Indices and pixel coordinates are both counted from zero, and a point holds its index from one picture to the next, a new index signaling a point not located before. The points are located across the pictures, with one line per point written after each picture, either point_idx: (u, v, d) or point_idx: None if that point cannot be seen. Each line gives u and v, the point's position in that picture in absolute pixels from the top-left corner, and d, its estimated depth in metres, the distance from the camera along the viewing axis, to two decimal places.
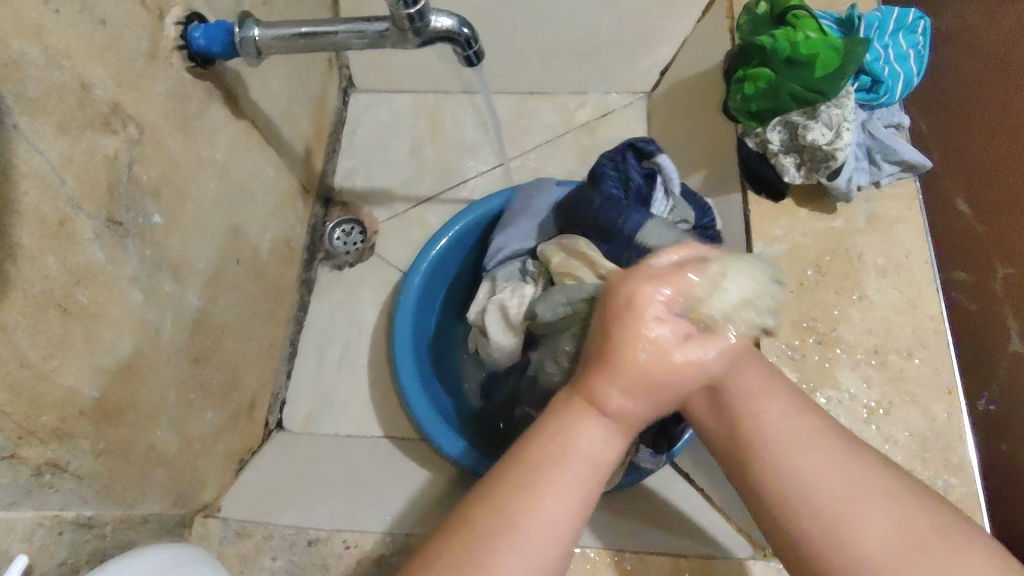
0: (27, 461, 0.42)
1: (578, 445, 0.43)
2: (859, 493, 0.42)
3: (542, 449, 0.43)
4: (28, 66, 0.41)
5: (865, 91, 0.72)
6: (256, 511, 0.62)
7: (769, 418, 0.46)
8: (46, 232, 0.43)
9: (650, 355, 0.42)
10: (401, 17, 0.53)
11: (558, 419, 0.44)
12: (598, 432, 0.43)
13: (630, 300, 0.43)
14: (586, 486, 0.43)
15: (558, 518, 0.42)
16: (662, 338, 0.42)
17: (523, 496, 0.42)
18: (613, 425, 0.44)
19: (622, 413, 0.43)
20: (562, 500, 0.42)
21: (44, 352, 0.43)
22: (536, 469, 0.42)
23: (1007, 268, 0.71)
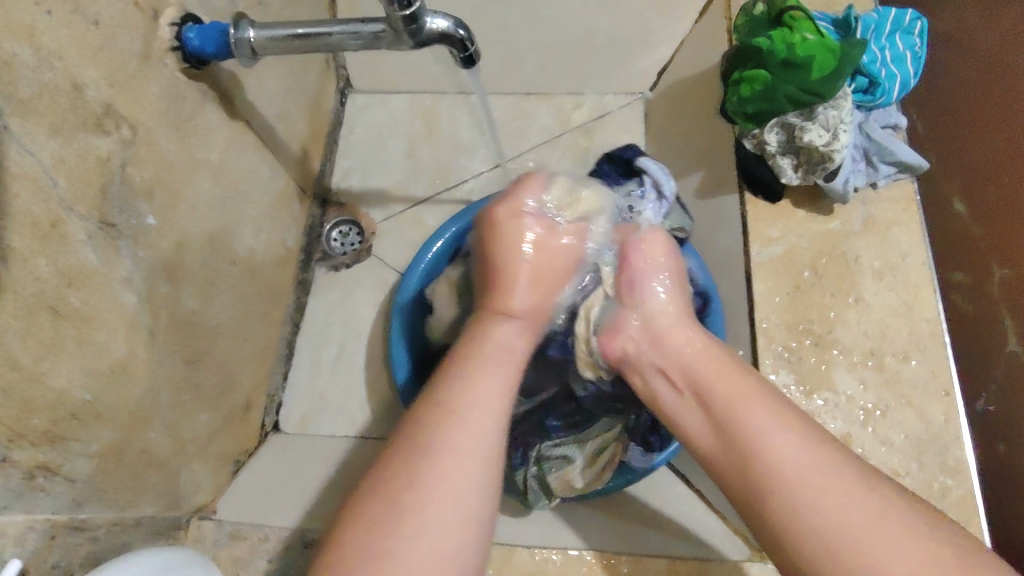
0: (17, 465, 0.42)
1: (493, 339, 0.53)
2: (873, 522, 0.43)
3: (463, 356, 0.51)
4: (19, 67, 0.41)
5: (863, 93, 0.72)
6: (251, 513, 0.62)
7: (776, 449, 0.46)
8: (37, 234, 0.43)
9: (530, 254, 0.57)
10: (396, 18, 0.52)
11: (477, 330, 0.54)
12: (509, 326, 0.54)
13: (498, 226, 0.58)
14: (505, 380, 0.50)
15: (481, 423, 0.47)
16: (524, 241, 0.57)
17: (449, 409, 0.47)
18: (517, 315, 0.55)
19: (523, 309, 0.56)
20: (483, 403, 0.48)
21: (36, 355, 0.43)
22: (455, 385, 0.49)
23: (1004, 270, 0.68)
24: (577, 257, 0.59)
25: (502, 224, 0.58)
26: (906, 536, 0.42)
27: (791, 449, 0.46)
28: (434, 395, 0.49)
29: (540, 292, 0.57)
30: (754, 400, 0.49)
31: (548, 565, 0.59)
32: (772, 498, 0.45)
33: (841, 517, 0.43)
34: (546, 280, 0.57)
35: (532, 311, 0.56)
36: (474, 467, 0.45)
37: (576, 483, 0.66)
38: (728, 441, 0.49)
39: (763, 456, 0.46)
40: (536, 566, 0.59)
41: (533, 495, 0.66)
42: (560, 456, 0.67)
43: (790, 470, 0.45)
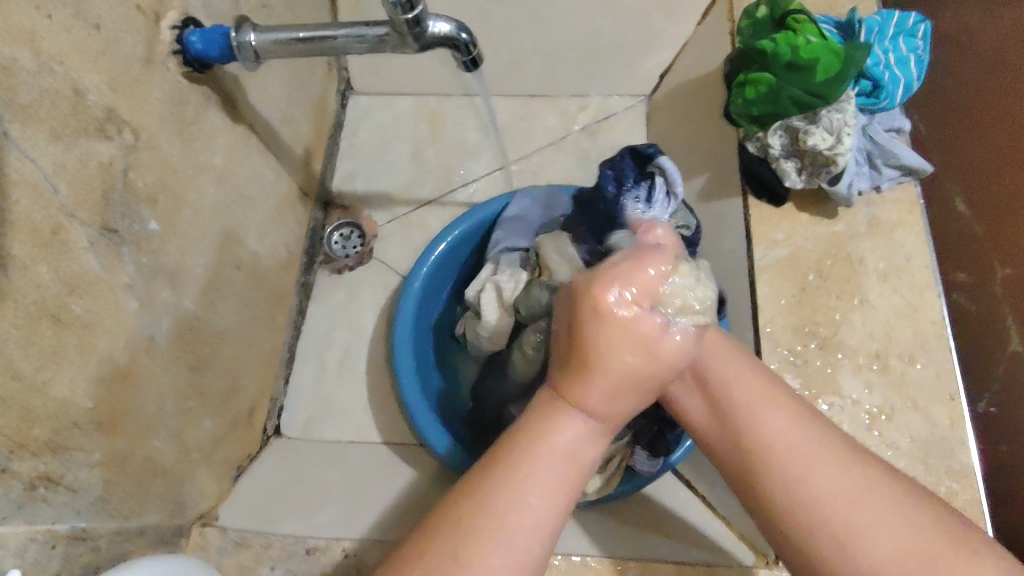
0: (18, 476, 0.41)
1: (555, 443, 0.44)
2: (869, 504, 0.43)
3: (520, 458, 0.44)
4: (19, 73, 0.41)
5: (866, 96, 0.72)
6: (254, 520, 0.61)
7: (772, 431, 0.46)
8: (38, 241, 0.42)
9: (625, 351, 0.44)
10: (400, 22, 0.52)
11: (541, 424, 0.45)
12: (577, 429, 0.45)
13: (594, 308, 0.45)
14: (557, 498, 0.44)
15: (518, 533, 0.42)
16: (623, 330, 0.44)
17: (491, 521, 0.42)
18: (596, 421, 0.45)
19: (602, 416, 0.45)
20: (531, 518, 0.42)
21: (36, 363, 0.42)
22: (507, 491, 0.43)
23: (1005, 268, 0.69)
24: (675, 359, 0.46)
25: (593, 309, 0.45)
26: (898, 517, 0.42)
27: (784, 429, 0.46)
28: (477, 497, 0.43)
29: (618, 392, 0.45)
30: (749, 381, 0.48)
31: (552, 570, 0.59)
32: (764, 477, 0.45)
33: (834, 497, 0.43)
34: (631, 389, 0.45)
35: (609, 415, 0.46)
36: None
37: (587, 488, 0.67)
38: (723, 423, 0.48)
39: (758, 437, 0.46)
40: None
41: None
42: None
43: (785, 451, 0.45)
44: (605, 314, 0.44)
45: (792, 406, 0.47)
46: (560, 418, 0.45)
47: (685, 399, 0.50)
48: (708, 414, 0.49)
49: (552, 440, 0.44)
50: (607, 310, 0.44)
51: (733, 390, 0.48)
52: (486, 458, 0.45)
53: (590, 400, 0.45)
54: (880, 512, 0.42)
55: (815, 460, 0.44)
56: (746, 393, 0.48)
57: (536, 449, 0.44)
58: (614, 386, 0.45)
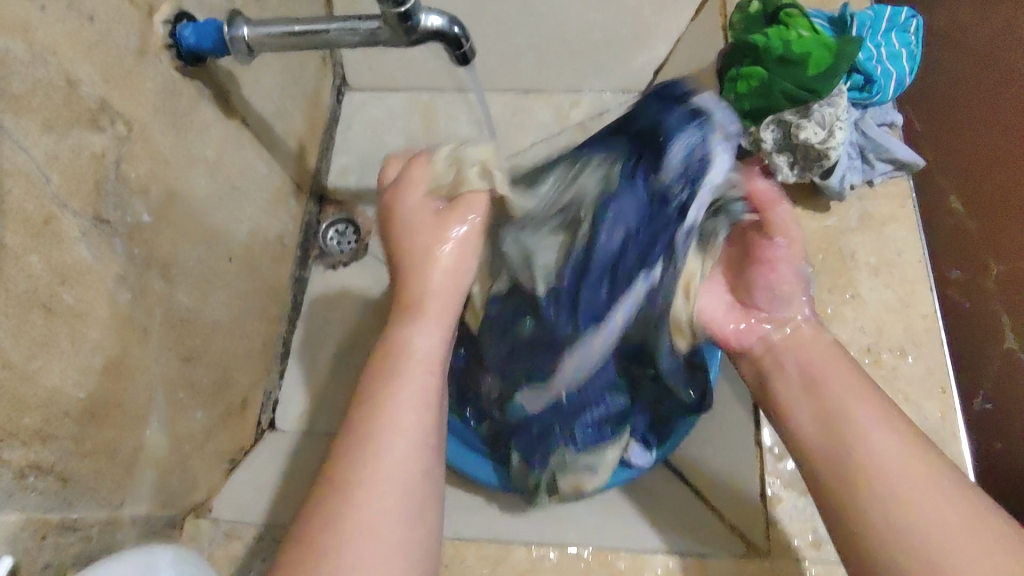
0: (10, 463, 0.41)
1: (409, 347, 0.50)
2: (955, 531, 0.41)
3: (381, 373, 0.50)
4: (12, 63, 0.41)
5: (859, 90, 0.72)
6: (248, 513, 0.62)
7: (869, 438, 0.46)
8: (30, 231, 0.42)
9: (436, 263, 0.53)
10: (392, 15, 0.52)
11: (388, 346, 0.51)
12: (428, 335, 0.51)
13: (423, 245, 0.53)
14: (423, 390, 0.49)
15: (401, 434, 0.47)
16: (418, 229, 0.54)
17: (365, 430, 0.47)
18: (429, 316, 0.52)
19: (430, 306, 0.52)
20: (403, 410, 0.48)
21: (28, 353, 0.42)
22: (373, 399, 0.48)
23: (999, 264, 0.69)
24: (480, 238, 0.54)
25: (424, 241, 0.53)
26: (992, 544, 0.41)
27: (885, 442, 0.46)
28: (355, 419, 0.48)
29: (455, 285, 0.53)
30: (857, 398, 0.49)
31: (545, 563, 0.59)
32: (862, 481, 0.45)
33: (936, 522, 0.42)
34: (458, 284, 0.53)
35: (442, 305, 0.52)
36: (398, 481, 0.45)
37: (587, 489, 0.65)
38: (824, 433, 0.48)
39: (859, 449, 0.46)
40: (531, 563, 0.59)
41: (539, 491, 0.65)
42: (584, 464, 0.64)
43: (891, 468, 0.45)
44: (413, 225, 0.54)
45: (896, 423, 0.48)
46: (405, 328, 0.52)
47: (794, 408, 0.51)
48: (812, 421, 0.49)
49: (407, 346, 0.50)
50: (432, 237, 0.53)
51: (848, 409, 0.48)
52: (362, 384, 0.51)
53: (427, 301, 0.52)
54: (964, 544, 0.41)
55: (919, 482, 0.44)
56: (864, 412, 0.48)
57: (391, 362, 0.50)
58: (440, 287, 0.52)
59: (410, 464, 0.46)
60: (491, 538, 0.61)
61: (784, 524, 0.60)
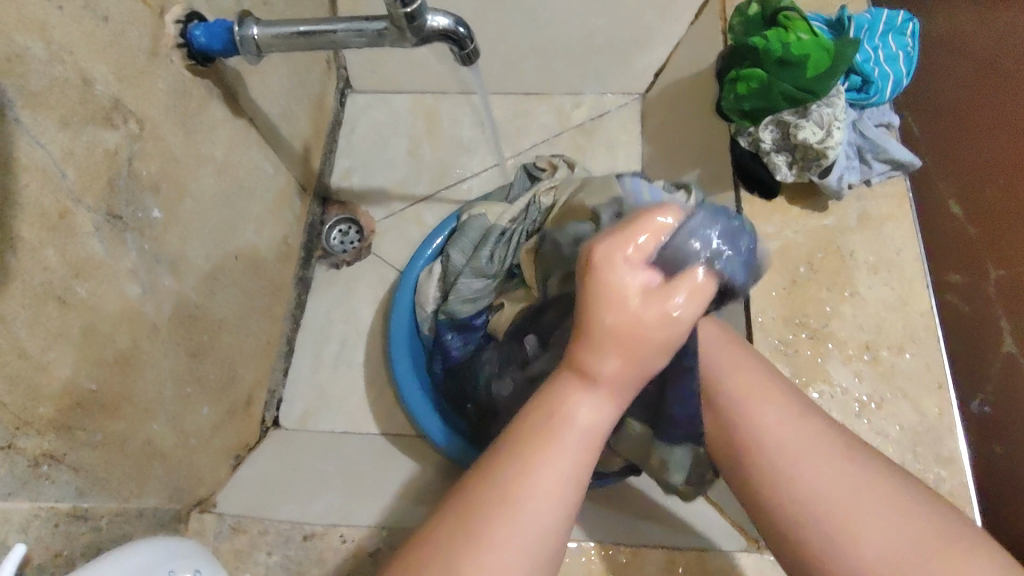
0: (22, 452, 0.42)
1: (570, 421, 0.38)
2: (854, 500, 0.41)
3: (525, 452, 0.38)
4: (31, 61, 0.42)
5: (856, 91, 0.74)
6: (254, 506, 0.62)
7: (765, 426, 0.45)
8: (45, 224, 0.43)
9: (621, 307, 0.36)
10: (399, 15, 0.53)
11: (548, 402, 0.38)
12: (590, 404, 0.38)
13: (602, 260, 0.37)
14: (573, 480, 0.38)
15: (532, 531, 0.36)
16: (625, 289, 0.36)
17: (499, 511, 0.36)
18: (605, 389, 0.38)
19: (607, 379, 0.37)
20: (541, 500, 0.37)
21: (42, 344, 0.43)
22: (511, 476, 0.37)
23: (999, 270, 0.70)
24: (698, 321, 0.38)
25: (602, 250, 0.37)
26: (898, 516, 0.40)
27: (783, 425, 0.45)
28: (480, 491, 0.37)
29: (641, 366, 0.37)
30: (747, 370, 0.49)
31: None
32: (754, 469, 0.45)
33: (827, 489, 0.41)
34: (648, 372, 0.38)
35: (625, 385, 0.38)
36: (530, 560, 0.36)
37: None
38: (722, 421, 0.49)
39: (754, 435, 0.46)
40: None
41: None
42: None
43: (778, 441, 0.44)
44: (621, 282, 0.37)
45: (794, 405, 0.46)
46: (572, 391, 0.38)
47: (696, 400, 0.52)
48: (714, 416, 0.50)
49: (567, 412, 0.38)
50: (617, 247, 0.37)
51: (738, 395, 0.48)
52: (494, 444, 0.40)
53: (605, 363, 0.37)
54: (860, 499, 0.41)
55: (799, 439, 0.44)
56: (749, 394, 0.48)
57: (546, 434, 0.38)
58: (620, 368, 0.37)
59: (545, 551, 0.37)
60: None
61: None
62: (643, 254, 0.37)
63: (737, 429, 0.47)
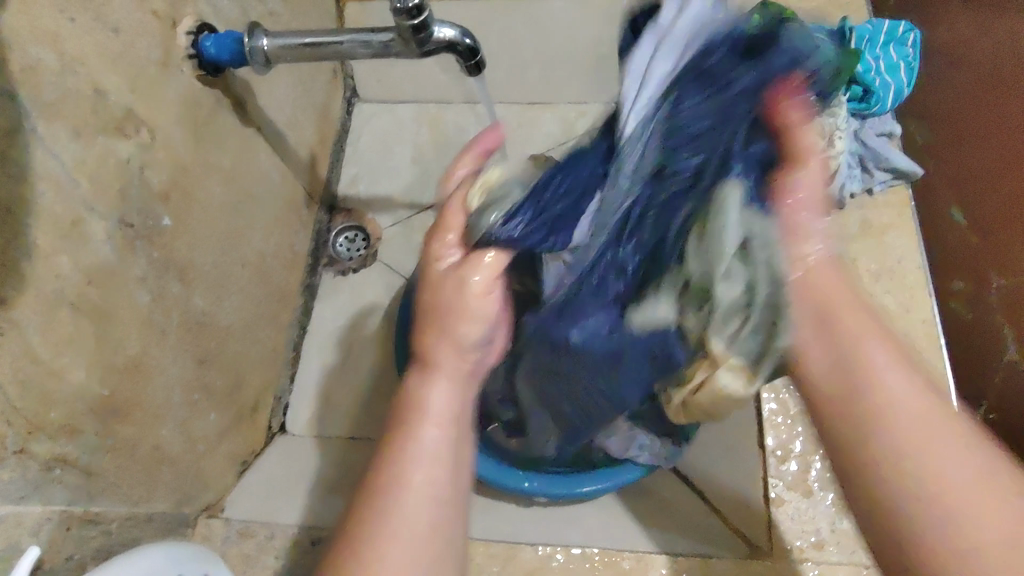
0: (36, 456, 0.43)
1: (426, 406, 0.42)
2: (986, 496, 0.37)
3: (395, 444, 0.41)
4: (45, 72, 0.43)
5: (858, 100, 0.76)
6: (260, 511, 0.64)
7: (901, 404, 0.40)
8: (58, 232, 0.44)
9: (452, 293, 0.44)
10: (405, 27, 0.54)
11: (403, 399, 0.43)
12: (442, 389, 0.43)
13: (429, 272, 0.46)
14: (443, 462, 0.41)
15: (420, 502, 0.40)
16: (442, 269, 0.45)
17: (377, 504, 0.40)
18: (448, 369, 0.43)
19: (442, 360, 0.43)
20: (419, 495, 0.40)
21: (55, 349, 0.44)
22: (385, 478, 0.41)
23: (1001, 279, 0.68)
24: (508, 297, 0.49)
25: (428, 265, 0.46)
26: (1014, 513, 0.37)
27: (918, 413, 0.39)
28: (363, 500, 0.41)
29: (475, 325, 0.43)
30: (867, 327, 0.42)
31: (552, 562, 0.62)
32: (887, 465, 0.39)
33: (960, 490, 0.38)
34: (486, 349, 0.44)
35: (464, 360, 0.44)
36: (420, 548, 0.39)
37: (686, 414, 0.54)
38: (848, 379, 0.41)
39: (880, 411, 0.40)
40: (539, 562, 0.62)
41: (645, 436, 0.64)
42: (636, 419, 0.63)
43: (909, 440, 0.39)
44: (442, 256, 0.46)
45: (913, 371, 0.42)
46: (419, 378, 0.44)
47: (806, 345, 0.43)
48: (830, 368, 0.42)
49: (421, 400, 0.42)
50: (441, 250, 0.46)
51: (848, 341, 0.42)
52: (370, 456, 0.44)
53: (437, 352, 0.43)
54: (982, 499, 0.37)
55: (915, 423, 0.39)
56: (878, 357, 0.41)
57: (405, 424, 0.42)
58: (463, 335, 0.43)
59: (428, 536, 0.40)
60: (499, 539, 0.64)
61: (784, 526, 0.63)
62: (456, 252, 0.46)
63: (872, 392, 0.40)
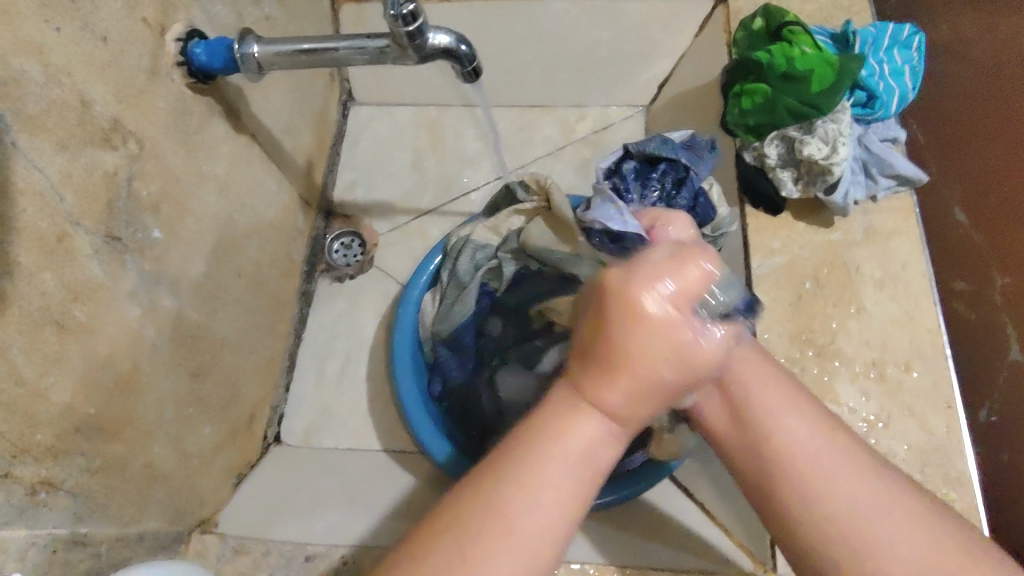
0: (21, 480, 0.42)
1: (573, 442, 0.40)
2: (884, 514, 0.41)
3: (527, 470, 0.40)
4: (29, 85, 0.42)
5: (861, 106, 0.73)
6: (256, 526, 0.63)
7: (801, 443, 0.43)
8: (43, 248, 0.43)
9: (656, 339, 0.39)
10: (400, 34, 0.53)
11: (553, 419, 0.41)
12: (599, 430, 0.40)
13: (628, 301, 0.39)
14: (569, 502, 0.40)
15: (529, 545, 0.39)
16: (640, 303, 0.39)
17: (497, 524, 0.38)
18: (617, 422, 0.41)
19: (613, 407, 0.40)
20: (537, 531, 0.39)
21: (40, 369, 0.43)
22: (514, 498, 0.39)
23: (1004, 278, 0.67)
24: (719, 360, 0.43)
25: (628, 287, 0.40)
26: (919, 531, 0.40)
27: (812, 441, 0.43)
28: (476, 502, 0.39)
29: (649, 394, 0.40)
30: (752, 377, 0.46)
31: None
32: (791, 504, 0.42)
33: (864, 515, 0.41)
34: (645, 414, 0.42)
35: (632, 416, 0.41)
36: None
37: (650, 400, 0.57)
38: (744, 430, 0.45)
39: (777, 448, 0.43)
40: None
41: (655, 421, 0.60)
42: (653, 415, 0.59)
43: (809, 471, 0.42)
44: (637, 306, 0.39)
45: (814, 411, 0.45)
46: (574, 408, 0.41)
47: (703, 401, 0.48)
48: (726, 419, 0.46)
49: (570, 431, 0.40)
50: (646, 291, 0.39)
51: (753, 397, 0.45)
52: (493, 455, 0.42)
53: (612, 397, 0.40)
54: (891, 522, 0.40)
55: (813, 455, 0.43)
56: (771, 399, 0.45)
57: (550, 453, 0.40)
58: (662, 377, 0.39)
59: (537, 562, 0.39)
60: None
61: None
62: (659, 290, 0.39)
63: (768, 441, 0.44)
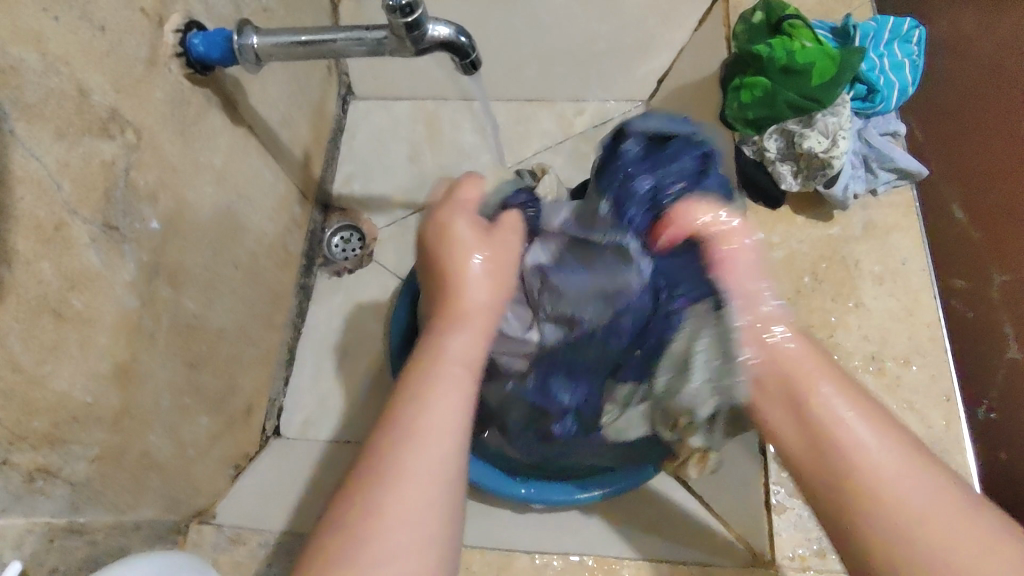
0: (18, 468, 0.42)
1: (445, 352, 0.45)
2: (982, 549, 0.37)
3: (412, 390, 0.43)
4: (26, 73, 0.42)
5: (861, 100, 0.73)
6: (252, 517, 0.64)
7: (881, 466, 0.41)
8: (40, 237, 0.43)
9: (468, 249, 0.49)
10: (399, 25, 0.53)
11: (427, 349, 0.46)
12: (462, 336, 0.46)
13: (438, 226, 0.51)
14: (464, 400, 0.44)
15: (439, 447, 0.41)
16: (454, 226, 0.50)
17: (399, 442, 0.41)
18: (468, 322, 0.47)
19: (461, 306, 0.47)
20: (442, 433, 0.42)
21: (37, 357, 0.43)
22: (409, 419, 0.42)
23: (1003, 276, 0.70)
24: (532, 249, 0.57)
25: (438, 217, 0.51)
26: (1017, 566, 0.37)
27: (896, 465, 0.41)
28: (384, 437, 0.42)
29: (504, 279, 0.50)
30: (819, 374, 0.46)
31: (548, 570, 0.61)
32: (872, 533, 0.40)
33: (960, 552, 0.37)
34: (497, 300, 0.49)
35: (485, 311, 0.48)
36: (434, 498, 0.40)
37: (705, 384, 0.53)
38: (824, 452, 0.43)
39: (859, 470, 0.41)
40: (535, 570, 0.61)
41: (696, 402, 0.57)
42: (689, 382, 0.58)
43: (893, 493, 0.40)
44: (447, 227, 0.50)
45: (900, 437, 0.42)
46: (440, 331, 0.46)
47: (775, 421, 0.47)
48: (805, 442, 0.45)
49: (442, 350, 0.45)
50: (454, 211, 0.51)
51: (830, 416, 0.44)
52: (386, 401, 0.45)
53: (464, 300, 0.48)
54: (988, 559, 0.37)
55: (900, 482, 0.40)
56: (852, 420, 0.43)
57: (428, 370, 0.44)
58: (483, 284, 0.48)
59: (453, 465, 0.41)
60: (492, 546, 0.63)
61: (785, 533, 0.62)
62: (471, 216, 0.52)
63: (846, 464, 0.42)
